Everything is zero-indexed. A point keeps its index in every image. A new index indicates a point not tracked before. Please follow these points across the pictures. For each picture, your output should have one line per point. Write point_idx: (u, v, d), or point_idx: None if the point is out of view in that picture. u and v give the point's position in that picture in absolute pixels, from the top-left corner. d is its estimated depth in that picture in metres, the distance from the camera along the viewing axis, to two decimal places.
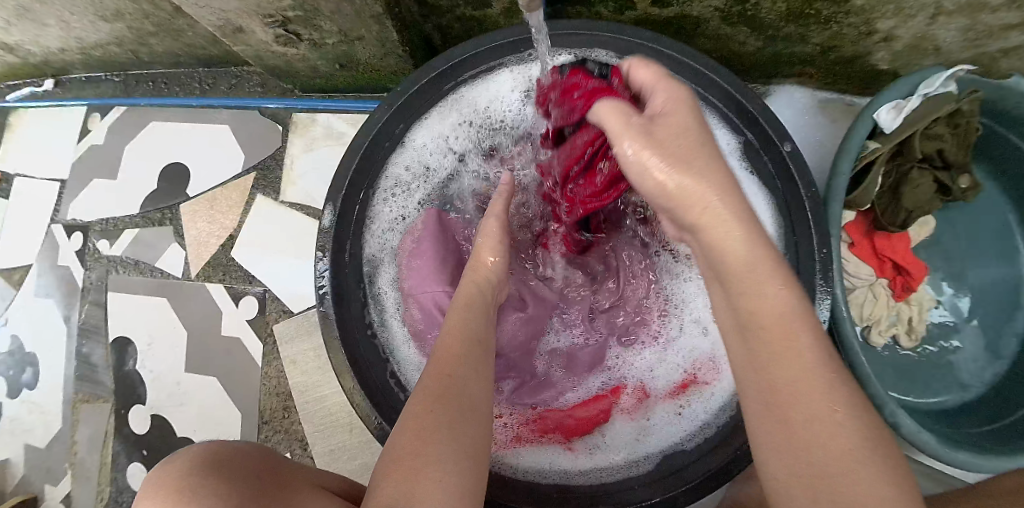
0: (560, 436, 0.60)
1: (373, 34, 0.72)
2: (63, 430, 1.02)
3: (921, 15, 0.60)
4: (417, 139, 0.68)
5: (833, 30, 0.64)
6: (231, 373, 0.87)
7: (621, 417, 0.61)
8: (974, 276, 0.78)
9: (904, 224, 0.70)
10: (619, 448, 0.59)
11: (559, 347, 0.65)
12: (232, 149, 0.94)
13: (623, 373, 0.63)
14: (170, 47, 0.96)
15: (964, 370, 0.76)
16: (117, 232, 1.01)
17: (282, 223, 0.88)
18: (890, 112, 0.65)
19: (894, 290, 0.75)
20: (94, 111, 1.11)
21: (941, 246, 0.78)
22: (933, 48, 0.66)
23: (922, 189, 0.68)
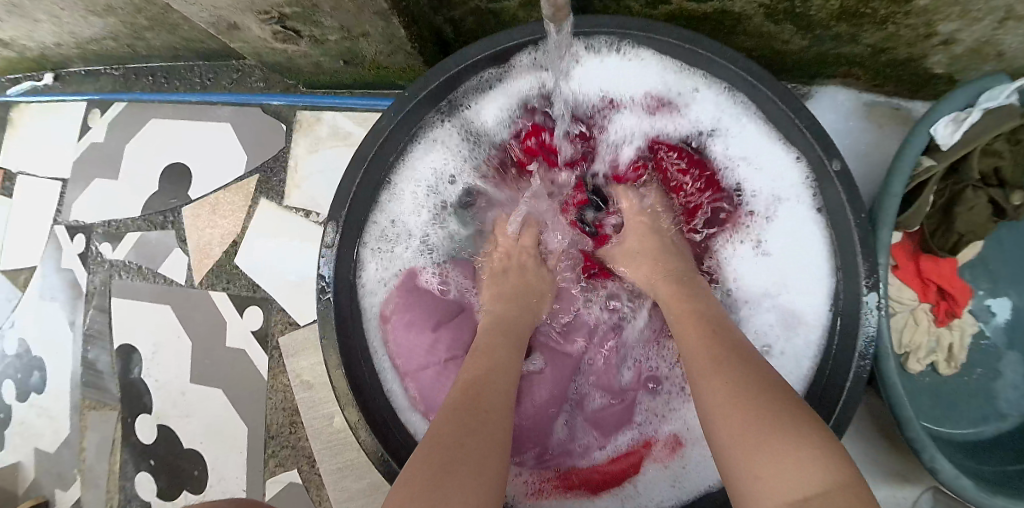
0: (586, 491, 0.58)
1: (378, 30, 0.66)
2: (71, 436, 1.00)
3: (989, 19, 0.52)
4: (420, 154, 0.63)
5: (890, 31, 0.57)
6: (236, 385, 0.83)
7: (654, 466, 0.57)
8: (1020, 298, 0.70)
9: (954, 250, 0.64)
10: (654, 496, 0.55)
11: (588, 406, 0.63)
12: (233, 150, 0.90)
13: (653, 425, 0.59)
14: (168, 42, 0.91)
15: (1003, 398, 0.70)
16: (119, 235, 0.98)
17: (285, 229, 0.84)
18: (948, 126, 0.57)
19: (936, 316, 0.67)
20: (94, 107, 1.07)
21: (988, 268, 0.71)
22: (995, 54, 0.58)
23: (976, 211, 0.62)
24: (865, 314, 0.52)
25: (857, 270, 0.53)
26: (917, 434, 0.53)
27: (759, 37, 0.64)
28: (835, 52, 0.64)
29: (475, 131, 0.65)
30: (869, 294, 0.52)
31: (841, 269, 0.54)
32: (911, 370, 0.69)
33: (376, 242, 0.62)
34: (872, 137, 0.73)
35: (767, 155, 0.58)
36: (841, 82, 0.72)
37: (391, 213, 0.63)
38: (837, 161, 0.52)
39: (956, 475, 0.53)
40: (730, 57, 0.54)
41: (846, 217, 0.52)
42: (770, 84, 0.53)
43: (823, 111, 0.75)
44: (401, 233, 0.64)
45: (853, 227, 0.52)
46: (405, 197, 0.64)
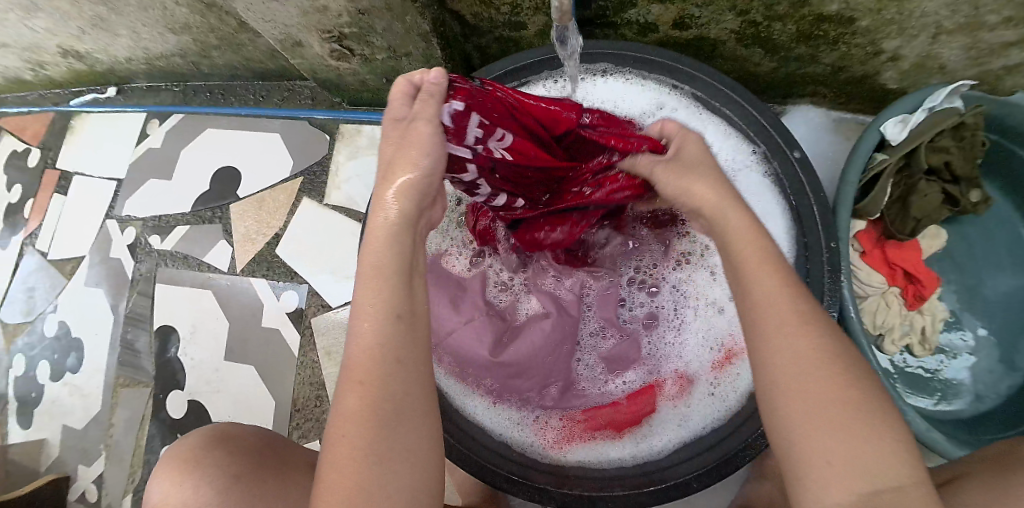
0: (611, 431, 0.64)
1: (419, 50, 0.79)
2: (101, 413, 1.07)
3: (923, 35, 0.64)
4: None
5: (842, 51, 0.70)
6: (267, 362, 0.92)
7: (667, 404, 0.64)
8: (989, 289, 0.79)
9: (913, 232, 0.73)
10: (667, 433, 0.63)
11: (598, 350, 0.68)
12: (280, 155, 1.02)
13: (658, 369, 0.66)
14: (229, 60, 1.05)
15: (978, 381, 0.78)
16: (168, 228, 1.08)
17: (326, 224, 0.94)
18: (896, 126, 0.68)
19: (906, 299, 0.76)
20: (153, 117, 1.20)
21: (953, 260, 0.81)
22: (939, 66, 0.70)
23: (929, 200, 0.71)
24: (825, 279, 0.62)
25: (819, 246, 0.62)
26: None
27: (734, 60, 0.77)
28: (802, 71, 0.77)
29: None
30: (829, 260, 0.62)
31: (802, 237, 0.64)
32: (887, 351, 0.77)
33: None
34: (836, 149, 0.85)
35: (731, 151, 0.68)
36: (810, 102, 0.85)
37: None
38: (797, 149, 0.64)
39: (926, 428, 0.61)
40: (707, 72, 0.67)
41: (807, 197, 0.64)
42: (741, 91, 0.66)
43: (796, 124, 0.87)
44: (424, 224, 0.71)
45: (815, 208, 0.63)
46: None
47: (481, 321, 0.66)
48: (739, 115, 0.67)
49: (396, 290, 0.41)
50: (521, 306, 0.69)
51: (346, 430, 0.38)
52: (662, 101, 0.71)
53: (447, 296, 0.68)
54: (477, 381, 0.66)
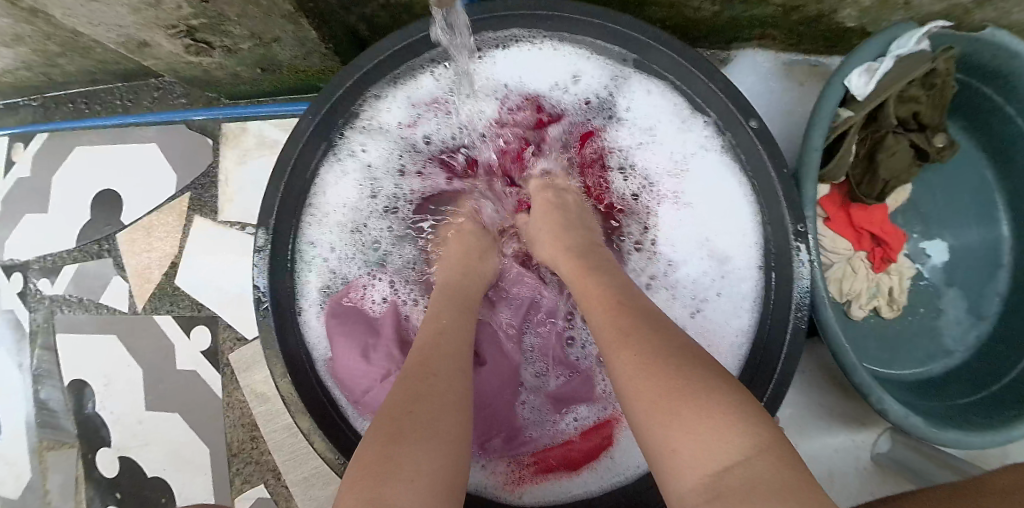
0: (565, 472, 0.57)
1: (289, 34, 0.65)
2: (33, 479, 0.98)
3: None
4: (341, 173, 0.63)
5: None
6: (192, 407, 0.82)
7: (628, 432, 0.58)
8: (951, 237, 0.73)
9: (881, 196, 0.65)
10: (631, 464, 0.56)
11: (548, 387, 0.61)
12: (163, 170, 0.87)
13: (614, 397, 0.59)
14: (83, 65, 0.87)
15: (950, 334, 0.72)
16: (57, 269, 0.94)
17: (225, 244, 0.82)
18: (863, 76, 0.57)
19: (873, 263, 0.69)
20: (16, 140, 1.03)
21: (919, 211, 0.73)
22: (903, 3, 0.60)
23: (897, 156, 0.63)
24: (795, 264, 0.54)
25: (784, 228, 0.54)
26: (865, 379, 0.54)
27: (669, 7, 0.65)
28: (748, 14, 0.66)
29: (396, 142, 0.65)
30: (798, 244, 0.53)
31: (767, 221, 0.56)
32: (854, 317, 0.71)
33: (307, 257, 0.62)
34: (793, 97, 0.75)
35: (677, 137, 0.61)
36: (759, 45, 0.74)
37: (318, 236, 0.62)
38: (755, 117, 0.54)
39: (903, 413, 0.54)
40: (640, 28, 0.55)
41: (768, 172, 0.54)
42: (687, 53, 0.55)
43: (744, 75, 0.76)
44: (328, 259, 0.63)
45: (776, 181, 0.54)
46: (326, 226, 0.62)
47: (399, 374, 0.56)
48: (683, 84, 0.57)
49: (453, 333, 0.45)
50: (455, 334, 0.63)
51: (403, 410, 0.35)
52: (576, 75, 0.63)
53: (358, 343, 0.59)
54: None
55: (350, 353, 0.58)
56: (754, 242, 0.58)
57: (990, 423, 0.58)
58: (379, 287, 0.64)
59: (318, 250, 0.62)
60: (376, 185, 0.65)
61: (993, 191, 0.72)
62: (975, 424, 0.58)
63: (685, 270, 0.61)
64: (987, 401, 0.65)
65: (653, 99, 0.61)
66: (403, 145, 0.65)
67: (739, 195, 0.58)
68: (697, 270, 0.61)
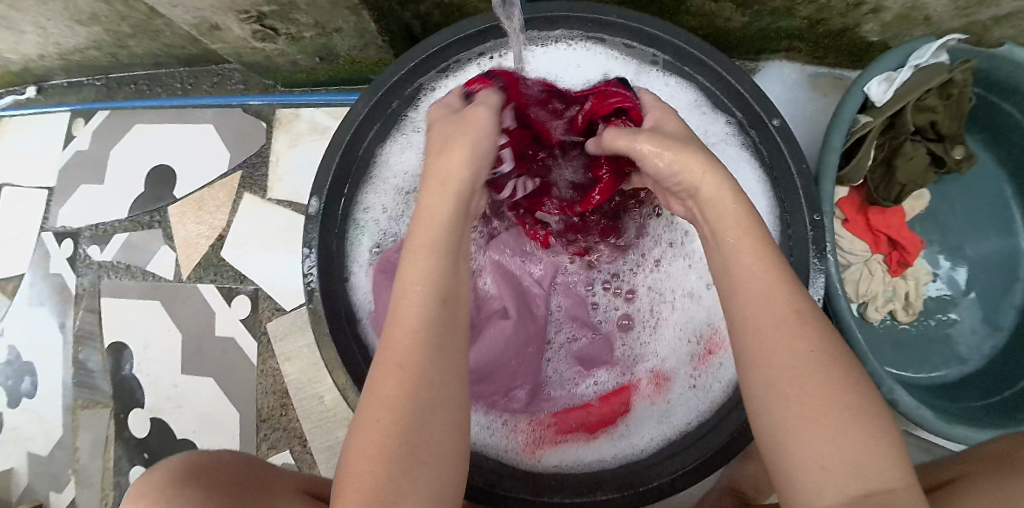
0: (583, 433, 0.61)
1: (350, 25, 0.71)
2: (64, 437, 1.02)
3: None
4: (393, 151, 0.67)
5: (821, 3, 0.63)
6: (226, 373, 0.87)
7: (643, 401, 0.61)
8: (970, 248, 0.76)
9: (898, 200, 0.68)
10: (646, 433, 0.59)
11: (573, 349, 0.65)
12: (217, 149, 0.93)
13: (633, 367, 0.63)
14: (150, 48, 0.94)
15: (963, 343, 0.75)
16: (107, 237, 1.00)
17: (271, 219, 0.87)
18: (881, 85, 0.62)
19: (889, 265, 0.73)
20: (77, 116, 1.10)
21: (937, 221, 0.76)
22: (923, 17, 0.64)
23: (916, 161, 0.67)
24: (810, 256, 0.57)
25: (802, 220, 0.58)
26: (877, 369, 0.56)
27: (703, 17, 0.70)
28: (776, 26, 0.70)
29: None
30: (814, 238, 0.57)
31: (786, 212, 0.59)
32: (870, 319, 0.74)
33: (357, 221, 0.66)
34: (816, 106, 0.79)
35: (699, 124, 0.64)
36: (785, 57, 0.78)
37: (369, 200, 0.67)
38: (777, 116, 0.59)
39: (914, 405, 0.58)
40: (674, 33, 0.59)
41: (788, 167, 0.58)
42: (717, 55, 0.60)
43: (772, 84, 0.80)
44: (378, 221, 0.68)
45: (795, 175, 0.58)
46: (380, 192, 0.67)
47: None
48: (712, 82, 0.61)
49: (439, 272, 0.40)
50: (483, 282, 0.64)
51: (374, 415, 0.36)
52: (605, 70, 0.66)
53: None
54: None
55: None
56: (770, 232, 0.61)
57: (1000, 424, 0.60)
58: None
59: (370, 215, 0.67)
60: None
61: (1011, 205, 0.75)
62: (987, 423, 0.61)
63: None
64: (1000, 405, 0.67)
65: (679, 91, 0.64)
66: None
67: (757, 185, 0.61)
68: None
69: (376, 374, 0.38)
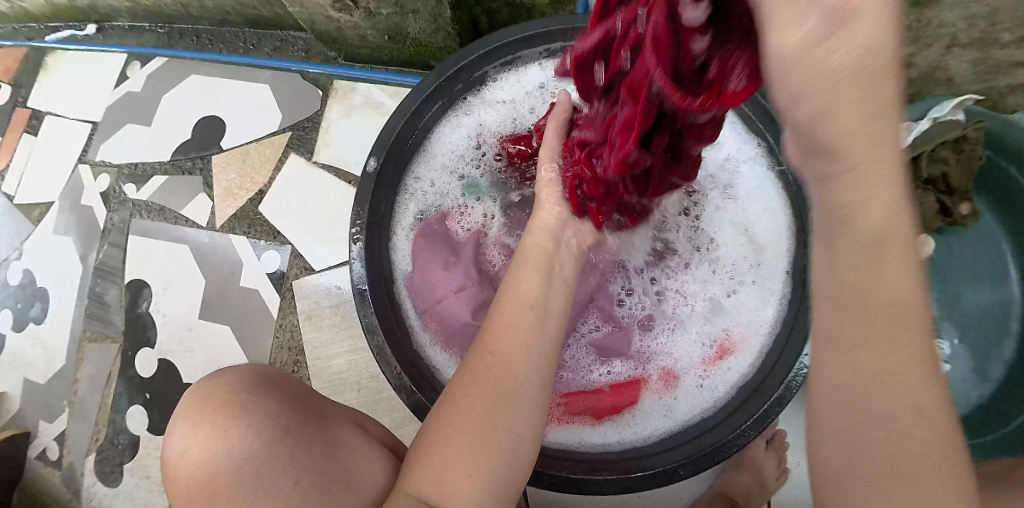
0: (590, 417, 0.63)
1: (426, 9, 0.74)
2: (65, 367, 1.02)
3: (936, 46, 0.60)
4: (448, 127, 0.69)
5: None
6: (244, 324, 0.88)
7: (651, 395, 0.63)
8: (967, 299, 0.77)
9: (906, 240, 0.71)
10: (649, 424, 0.61)
11: (591, 337, 0.65)
12: (270, 109, 0.96)
13: (646, 361, 0.64)
14: (221, 4, 0.98)
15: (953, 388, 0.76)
16: (145, 177, 1.02)
17: (313, 182, 0.90)
18: None
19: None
20: (134, 59, 1.13)
21: (937, 270, 0.78)
22: (946, 78, 0.67)
23: (924, 208, 0.69)
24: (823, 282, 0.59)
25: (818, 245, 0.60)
26: None
27: None
28: None
29: (504, 109, 0.70)
30: None
31: (803, 236, 0.61)
32: None
33: (405, 190, 0.68)
34: None
35: (732, 144, 0.65)
36: None
37: (420, 171, 0.68)
38: None
39: None
40: None
41: (810, 194, 0.61)
42: None
43: None
44: (426, 192, 0.69)
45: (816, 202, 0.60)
46: (432, 165, 0.69)
47: (474, 290, 0.64)
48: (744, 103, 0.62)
49: (539, 284, 0.49)
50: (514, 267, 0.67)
51: (466, 389, 0.44)
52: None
53: (439, 259, 0.66)
54: (460, 352, 0.64)
55: (436, 270, 0.65)
56: (786, 252, 0.63)
57: None
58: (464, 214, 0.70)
59: (419, 184, 0.69)
60: (480, 141, 0.70)
61: (1009, 262, 0.76)
62: None
63: (727, 254, 0.65)
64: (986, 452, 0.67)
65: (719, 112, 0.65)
66: (512, 114, 0.70)
67: (778, 210, 0.64)
68: (738, 253, 0.65)
69: (473, 363, 0.46)
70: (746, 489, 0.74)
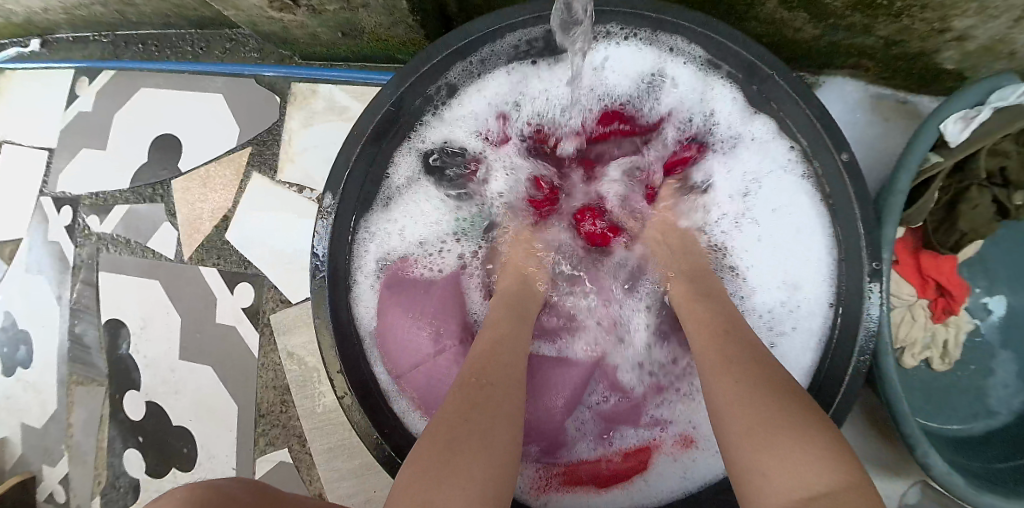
0: (594, 485, 0.56)
1: (378, 0, 0.63)
2: (58, 411, 0.99)
3: (1005, 17, 0.48)
4: (416, 146, 0.59)
5: (903, 25, 0.52)
6: (226, 363, 0.82)
7: (665, 459, 0.56)
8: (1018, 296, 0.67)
9: (955, 247, 0.60)
10: (662, 490, 0.54)
11: (599, 403, 0.60)
12: (227, 122, 0.87)
13: (660, 426, 0.58)
14: (159, 8, 0.86)
15: (993, 395, 0.67)
16: (108, 208, 0.95)
17: (279, 205, 0.82)
18: (957, 123, 0.52)
19: (933, 313, 0.63)
20: (81, 75, 1.03)
21: (986, 265, 0.68)
22: (1009, 51, 0.53)
23: (980, 211, 0.58)
24: (867, 306, 0.50)
25: (862, 268, 0.50)
26: (911, 428, 0.50)
27: (770, 25, 0.58)
28: (848, 42, 0.58)
29: (479, 121, 0.61)
30: (872, 288, 0.50)
31: (845, 258, 0.52)
32: (906, 366, 0.65)
33: (365, 234, 0.59)
34: (877, 134, 0.66)
35: (755, 153, 0.57)
36: (851, 72, 0.65)
37: (384, 209, 0.59)
38: (848, 149, 0.50)
39: (948, 473, 0.51)
40: (740, 41, 0.51)
41: (852, 208, 0.50)
42: (777, 66, 0.51)
43: (829, 104, 0.67)
44: (397, 227, 0.60)
45: (859, 220, 0.50)
46: (403, 196, 0.60)
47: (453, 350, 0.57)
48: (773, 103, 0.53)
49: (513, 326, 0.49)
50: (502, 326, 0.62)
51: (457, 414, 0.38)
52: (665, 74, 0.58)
53: (421, 311, 0.59)
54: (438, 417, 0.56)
55: (407, 324, 0.58)
56: (826, 279, 0.54)
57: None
58: (442, 253, 0.62)
59: (389, 218, 0.60)
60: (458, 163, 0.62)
61: None
62: (1014, 489, 0.54)
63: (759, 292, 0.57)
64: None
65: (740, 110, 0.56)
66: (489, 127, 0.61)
67: (816, 227, 0.54)
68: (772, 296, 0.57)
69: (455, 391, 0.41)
70: None
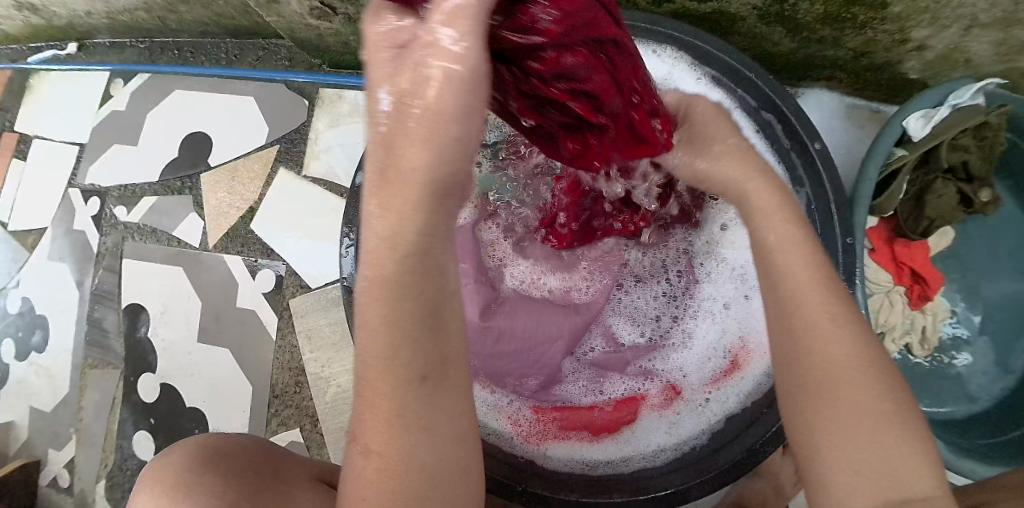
0: (587, 433, 0.61)
1: None
2: (70, 395, 1.01)
3: (956, 26, 0.55)
4: None
5: (868, 36, 0.60)
6: (244, 345, 0.86)
7: (651, 413, 0.61)
8: (990, 290, 0.73)
9: (926, 232, 0.66)
10: (649, 441, 0.59)
11: (593, 355, 0.65)
12: (256, 122, 0.93)
13: (646, 379, 0.63)
14: (199, 16, 0.94)
15: (972, 382, 0.73)
16: (135, 199, 1.00)
17: (302, 196, 0.88)
18: (920, 120, 0.60)
19: (910, 298, 0.71)
20: (116, 77, 1.10)
21: (960, 260, 0.74)
22: (964, 60, 0.61)
23: (945, 200, 0.64)
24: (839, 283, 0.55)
25: (835, 248, 0.56)
26: None
27: (751, 38, 0.66)
28: (821, 55, 0.66)
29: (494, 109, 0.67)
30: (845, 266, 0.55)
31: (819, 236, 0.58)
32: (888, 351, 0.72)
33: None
34: (852, 138, 0.75)
35: None
36: (826, 85, 0.74)
37: None
38: (819, 141, 0.56)
39: None
40: (725, 49, 0.59)
41: (825, 195, 0.56)
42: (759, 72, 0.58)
43: (810, 109, 0.75)
44: None
45: (832, 204, 0.56)
46: None
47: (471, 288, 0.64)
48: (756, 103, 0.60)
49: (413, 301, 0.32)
50: (510, 276, 0.67)
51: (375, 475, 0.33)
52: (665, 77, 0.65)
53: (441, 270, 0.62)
54: None
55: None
56: None
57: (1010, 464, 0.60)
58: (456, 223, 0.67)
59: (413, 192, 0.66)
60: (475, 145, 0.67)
61: None
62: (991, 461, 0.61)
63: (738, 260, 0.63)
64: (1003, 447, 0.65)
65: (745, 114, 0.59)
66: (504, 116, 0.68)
67: None
68: None
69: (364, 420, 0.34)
70: (762, 497, 0.72)
